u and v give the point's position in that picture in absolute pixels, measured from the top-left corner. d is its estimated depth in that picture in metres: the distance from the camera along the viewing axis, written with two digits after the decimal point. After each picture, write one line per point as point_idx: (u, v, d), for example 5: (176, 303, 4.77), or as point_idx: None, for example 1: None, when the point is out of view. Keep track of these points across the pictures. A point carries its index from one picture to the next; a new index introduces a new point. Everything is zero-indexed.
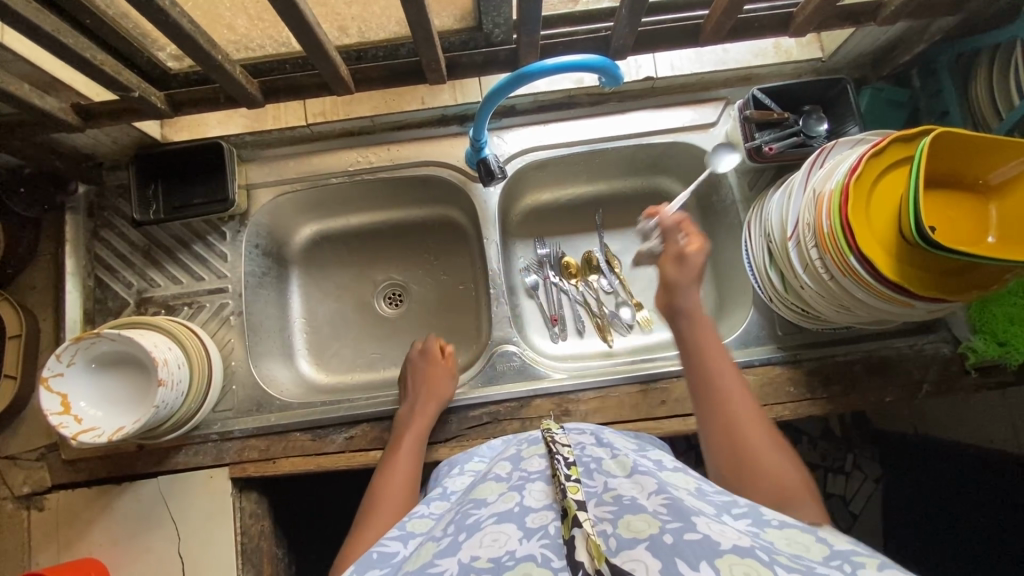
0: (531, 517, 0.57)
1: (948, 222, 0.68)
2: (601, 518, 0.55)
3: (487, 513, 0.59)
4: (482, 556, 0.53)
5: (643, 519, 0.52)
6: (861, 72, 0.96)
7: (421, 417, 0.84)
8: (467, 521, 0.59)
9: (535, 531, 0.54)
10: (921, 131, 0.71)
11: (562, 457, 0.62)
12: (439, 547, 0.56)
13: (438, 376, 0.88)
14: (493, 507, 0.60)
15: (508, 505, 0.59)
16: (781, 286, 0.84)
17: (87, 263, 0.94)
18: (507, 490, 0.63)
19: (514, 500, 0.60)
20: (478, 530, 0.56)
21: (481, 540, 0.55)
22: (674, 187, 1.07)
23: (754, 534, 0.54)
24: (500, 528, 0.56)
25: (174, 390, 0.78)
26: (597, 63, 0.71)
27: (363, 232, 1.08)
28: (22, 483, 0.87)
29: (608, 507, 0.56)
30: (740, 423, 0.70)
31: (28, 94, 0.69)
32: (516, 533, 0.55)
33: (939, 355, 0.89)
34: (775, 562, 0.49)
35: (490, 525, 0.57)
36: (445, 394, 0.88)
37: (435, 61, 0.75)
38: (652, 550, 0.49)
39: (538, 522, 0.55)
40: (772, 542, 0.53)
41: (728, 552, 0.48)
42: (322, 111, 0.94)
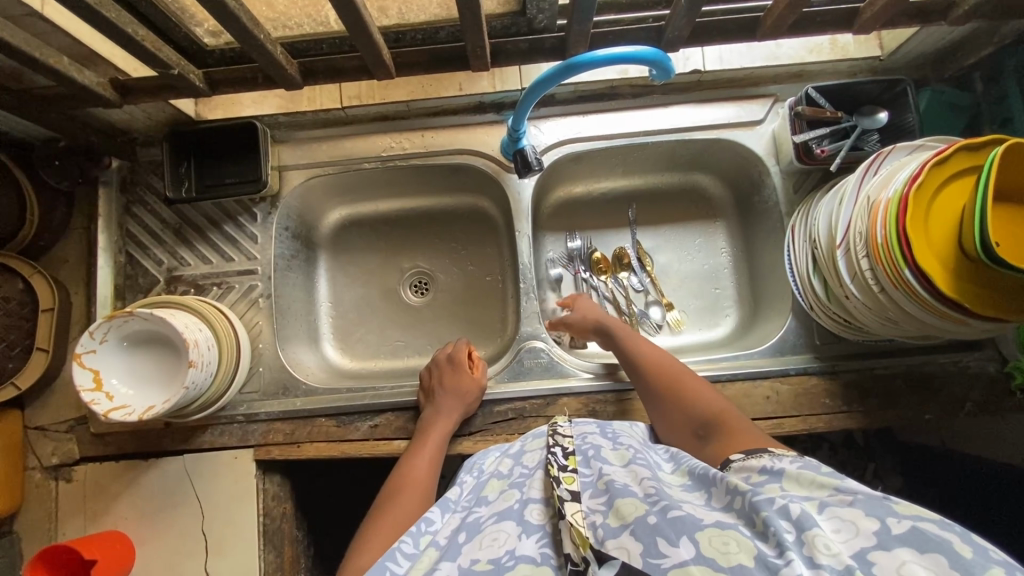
0: (529, 510, 0.57)
1: (1014, 238, 0.64)
2: (593, 510, 0.55)
3: (488, 513, 0.60)
4: (482, 559, 0.53)
5: (631, 503, 0.53)
6: (921, 72, 0.92)
7: (445, 420, 0.83)
8: (468, 521, 0.60)
9: (534, 529, 0.55)
10: (992, 141, 0.67)
11: (560, 449, 0.63)
12: (441, 552, 0.56)
13: (467, 374, 0.87)
14: (494, 506, 0.61)
15: (507, 502, 0.60)
16: (824, 293, 0.82)
17: (118, 238, 0.94)
18: (506, 488, 0.63)
19: (514, 497, 0.60)
20: (478, 532, 0.57)
21: (481, 541, 0.55)
22: (711, 185, 1.04)
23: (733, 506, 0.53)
24: (499, 527, 0.56)
25: (203, 371, 0.77)
26: (651, 55, 0.67)
27: (392, 218, 1.06)
28: (51, 455, 0.88)
29: (601, 499, 0.55)
30: (661, 378, 0.76)
31: (67, 67, 0.68)
32: (515, 529, 0.55)
33: (983, 372, 0.86)
34: (756, 534, 0.47)
35: (490, 525, 0.57)
36: (474, 397, 0.86)
37: (480, 46, 0.72)
38: (636, 534, 0.49)
39: (538, 518, 0.56)
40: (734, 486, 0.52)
41: (709, 526, 0.48)
42: (357, 94, 0.92)
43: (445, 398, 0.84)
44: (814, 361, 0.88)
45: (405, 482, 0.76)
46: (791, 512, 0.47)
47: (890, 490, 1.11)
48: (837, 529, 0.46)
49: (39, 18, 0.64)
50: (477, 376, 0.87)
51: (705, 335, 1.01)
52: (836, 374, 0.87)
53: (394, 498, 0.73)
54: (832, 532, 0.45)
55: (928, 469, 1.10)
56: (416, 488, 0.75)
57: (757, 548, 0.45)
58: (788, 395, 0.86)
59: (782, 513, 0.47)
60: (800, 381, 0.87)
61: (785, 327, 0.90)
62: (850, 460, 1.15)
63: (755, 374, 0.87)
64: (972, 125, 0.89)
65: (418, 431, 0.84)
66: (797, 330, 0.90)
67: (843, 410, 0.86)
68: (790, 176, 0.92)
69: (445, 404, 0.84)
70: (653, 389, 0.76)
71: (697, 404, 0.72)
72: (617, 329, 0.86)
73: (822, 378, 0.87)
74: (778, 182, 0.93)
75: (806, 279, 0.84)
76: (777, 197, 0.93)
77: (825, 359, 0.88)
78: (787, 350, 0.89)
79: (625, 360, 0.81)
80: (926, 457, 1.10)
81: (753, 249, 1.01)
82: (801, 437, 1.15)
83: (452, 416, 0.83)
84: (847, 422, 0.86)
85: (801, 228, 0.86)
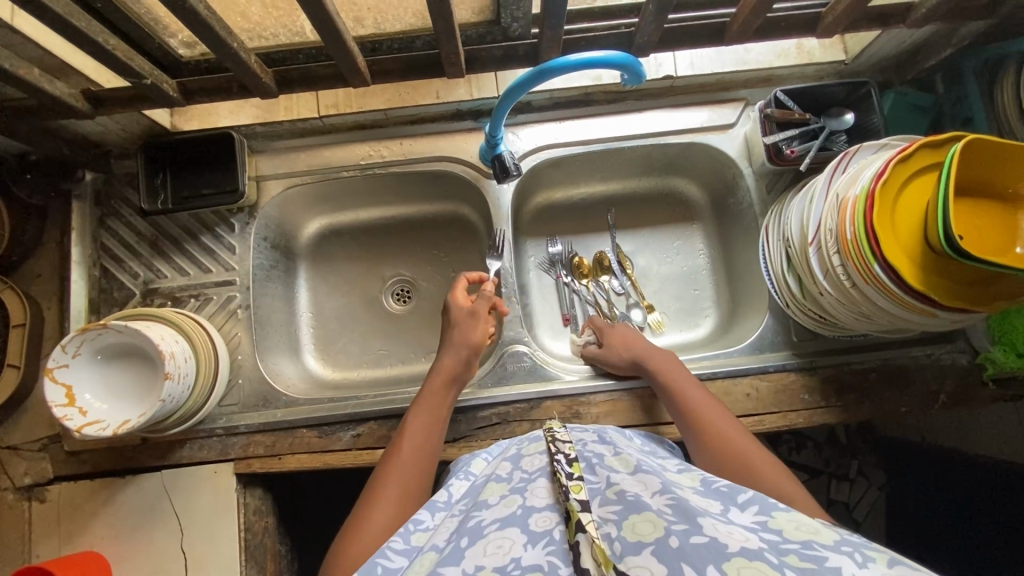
0: (534, 518, 0.53)
1: (975, 231, 0.67)
2: (605, 519, 0.51)
3: (490, 518, 0.55)
4: (486, 566, 0.49)
5: (648, 520, 0.49)
6: (884, 75, 0.95)
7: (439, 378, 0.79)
8: (468, 525, 0.55)
9: (540, 537, 0.51)
10: (951, 138, 0.69)
11: (563, 456, 0.59)
12: (441, 555, 0.51)
13: (480, 323, 0.85)
14: (495, 510, 0.56)
15: (510, 509, 0.55)
16: (798, 291, 0.83)
17: (93, 252, 0.93)
18: (508, 493, 0.58)
19: (516, 503, 0.56)
20: (481, 537, 0.52)
21: (485, 547, 0.51)
22: (687, 188, 1.06)
23: (760, 527, 0.49)
24: (503, 534, 0.52)
25: (180, 383, 0.76)
26: (622, 60, 0.69)
27: (373, 227, 1.06)
28: (23, 474, 0.86)
29: (612, 507, 0.52)
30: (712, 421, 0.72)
31: (37, 78, 0.68)
32: (520, 538, 0.51)
33: (956, 364, 0.88)
34: (785, 565, 0.43)
35: (494, 531, 0.52)
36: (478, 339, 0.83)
37: (455, 54, 0.73)
38: (658, 556, 0.45)
39: (543, 525, 0.52)
40: (780, 532, 0.48)
41: (736, 555, 0.44)
42: (334, 103, 0.92)
43: (453, 349, 0.82)
44: (792, 357, 0.90)
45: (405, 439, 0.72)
46: (844, 570, 0.43)
47: (873, 486, 1.13)
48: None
49: (8, 28, 0.64)
50: (485, 315, 0.85)
51: (685, 336, 1.02)
52: (815, 370, 0.89)
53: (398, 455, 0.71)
54: None
55: (910, 463, 1.11)
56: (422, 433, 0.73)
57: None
58: (768, 393, 0.88)
59: (834, 568, 0.43)
60: (780, 378, 0.88)
61: (763, 325, 0.92)
62: (834, 457, 1.15)
63: (734, 372, 0.89)
64: (935, 125, 0.92)
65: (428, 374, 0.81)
66: (775, 328, 0.91)
67: (822, 405, 0.87)
68: (763, 178, 0.94)
69: (454, 351, 0.82)
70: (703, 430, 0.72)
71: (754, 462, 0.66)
72: (657, 361, 0.83)
73: (801, 374, 0.88)
74: (752, 184, 0.95)
75: (781, 276, 0.86)
76: (751, 198, 0.95)
77: (802, 355, 0.90)
78: (766, 348, 0.91)
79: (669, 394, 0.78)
80: (906, 451, 1.12)
81: (730, 250, 1.03)
82: (784, 435, 1.16)
83: (460, 364, 0.81)
84: (826, 417, 0.87)
85: (774, 226, 0.87)
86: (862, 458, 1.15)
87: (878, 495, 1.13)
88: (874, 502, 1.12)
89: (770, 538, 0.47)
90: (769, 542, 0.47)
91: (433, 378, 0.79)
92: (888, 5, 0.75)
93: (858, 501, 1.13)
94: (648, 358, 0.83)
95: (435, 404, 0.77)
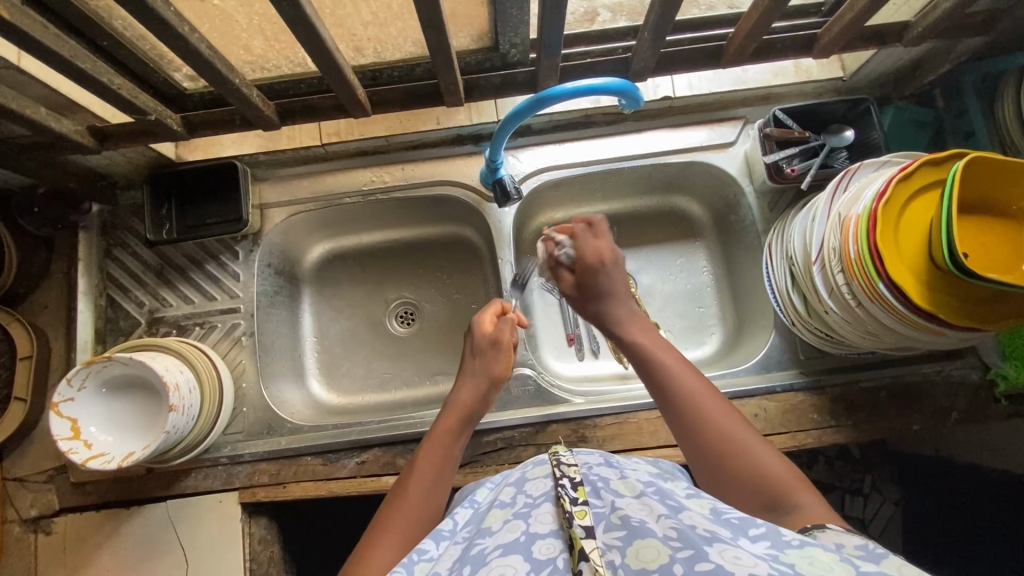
0: (538, 545, 0.52)
1: (981, 248, 0.66)
2: (610, 546, 0.50)
3: (493, 544, 0.54)
4: None
5: (652, 547, 0.48)
6: (884, 90, 0.94)
7: (452, 412, 0.75)
8: (471, 553, 0.54)
9: (543, 565, 0.50)
10: (953, 154, 0.69)
11: (567, 480, 0.58)
12: None
13: (502, 354, 0.80)
14: (498, 537, 0.55)
15: (513, 534, 0.54)
16: (803, 309, 0.83)
17: (99, 282, 0.93)
18: (511, 518, 0.57)
19: (520, 528, 0.55)
20: (484, 565, 0.51)
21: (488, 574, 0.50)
22: (690, 206, 1.06)
23: (773, 559, 0.46)
24: (506, 561, 0.51)
25: (185, 414, 0.76)
26: (619, 85, 0.69)
27: (375, 250, 1.07)
28: (29, 506, 0.86)
29: (617, 533, 0.50)
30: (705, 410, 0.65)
31: (44, 117, 0.69)
32: (524, 565, 0.50)
33: (967, 381, 0.87)
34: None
35: (496, 558, 0.51)
36: (500, 368, 0.79)
37: (453, 83, 0.74)
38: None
39: (547, 553, 0.51)
40: (793, 566, 0.46)
41: None
42: (337, 131, 0.94)
43: (470, 382, 0.77)
44: (800, 376, 0.89)
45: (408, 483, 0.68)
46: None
47: (888, 500, 1.11)
48: None
49: (16, 70, 0.65)
50: (506, 346, 0.79)
51: (691, 355, 1.01)
52: (823, 389, 0.88)
53: (400, 503, 0.66)
54: None
55: (920, 478, 1.09)
56: (431, 473, 0.69)
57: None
58: (776, 413, 0.86)
59: None
60: (788, 397, 0.87)
61: (769, 344, 0.91)
62: (846, 472, 1.12)
63: (742, 392, 0.88)
64: (937, 140, 0.92)
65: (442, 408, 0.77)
66: (781, 346, 0.90)
67: (832, 424, 0.86)
68: (764, 195, 0.94)
69: (471, 385, 0.77)
70: (693, 424, 0.65)
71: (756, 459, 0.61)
72: (637, 330, 0.74)
73: (809, 394, 0.87)
74: (753, 202, 0.95)
75: (785, 295, 0.85)
76: (753, 216, 0.95)
77: (810, 374, 0.89)
78: (773, 367, 0.90)
79: (651, 376, 0.70)
80: (918, 467, 1.10)
81: (733, 266, 1.02)
82: (795, 452, 1.14)
83: (476, 399, 0.76)
84: (837, 436, 0.86)
85: (776, 245, 0.87)
86: (876, 472, 1.13)
87: (894, 509, 1.10)
88: (890, 517, 1.09)
89: (782, 569, 0.45)
90: (779, 569, 0.44)
91: (447, 414, 0.75)
92: (883, 25, 0.75)
93: (873, 516, 1.10)
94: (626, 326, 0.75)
95: (449, 442, 0.72)
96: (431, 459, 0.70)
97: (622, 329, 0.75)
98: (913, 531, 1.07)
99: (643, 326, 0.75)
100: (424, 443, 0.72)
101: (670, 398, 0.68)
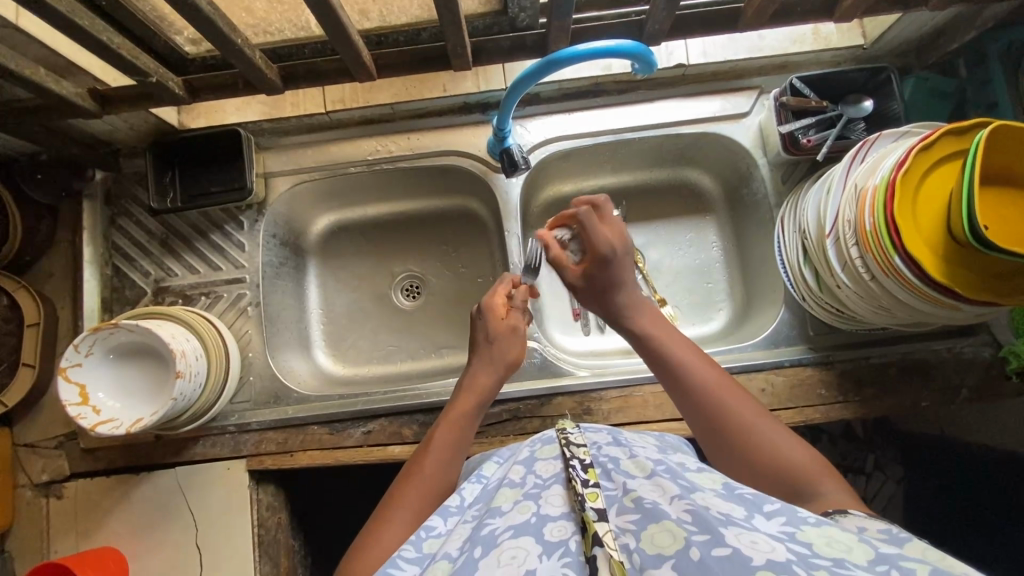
0: (549, 527, 0.52)
1: (1002, 221, 0.64)
2: (623, 529, 0.50)
3: (503, 525, 0.53)
4: None
5: (667, 531, 0.47)
6: (905, 59, 0.91)
7: (468, 394, 0.74)
8: (481, 534, 0.53)
9: (555, 548, 0.50)
10: (976, 124, 0.67)
11: (578, 462, 0.58)
12: (453, 566, 0.50)
13: (520, 339, 0.78)
14: (508, 518, 0.54)
15: (524, 516, 0.54)
16: (815, 284, 0.81)
17: (104, 251, 0.93)
18: (522, 499, 0.56)
19: (530, 510, 0.54)
20: (494, 547, 0.51)
21: (499, 557, 0.49)
22: (701, 179, 1.04)
23: (789, 536, 0.47)
24: (517, 543, 0.51)
25: (192, 382, 0.77)
26: (632, 49, 0.67)
27: (380, 222, 1.06)
28: (41, 471, 0.87)
29: (630, 516, 0.51)
30: (717, 395, 0.65)
31: (44, 78, 0.67)
32: (535, 548, 0.50)
33: (978, 358, 0.86)
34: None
35: (507, 540, 0.51)
36: (516, 351, 0.77)
37: (460, 45, 0.72)
38: (679, 569, 0.45)
39: (558, 535, 0.51)
40: (810, 544, 0.46)
41: (762, 569, 0.42)
42: (341, 98, 0.92)
43: (488, 364, 0.75)
44: (808, 351, 0.88)
45: (423, 463, 0.67)
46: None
47: (890, 479, 1.11)
48: None
49: (14, 29, 0.64)
50: (520, 330, 0.77)
51: (699, 330, 1.00)
52: (831, 364, 0.87)
53: (411, 479, 0.66)
54: None
55: (925, 456, 1.09)
56: (447, 453, 0.68)
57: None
58: (784, 387, 0.86)
59: None
60: (796, 372, 0.87)
61: (778, 319, 0.90)
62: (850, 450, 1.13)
63: (748, 367, 0.87)
64: (958, 111, 0.89)
65: (459, 388, 0.75)
66: (790, 322, 0.89)
67: (839, 400, 0.85)
68: (778, 168, 0.92)
69: (488, 369, 0.75)
70: (707, 414, 0.65)
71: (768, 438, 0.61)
72: (646, 320, 0.72)
73: (817, 369, 0.87)
74: (766, 174, 0.93)
75: (797, 270, 0.83)
76: (766, 189, 0.93)
77: (819, 349, 0.88)
78: (781, 342, 0.89)
79: (663, 366, 0.69)
80: (922, 445, 1.10)
81: (743, 241, 1.01)
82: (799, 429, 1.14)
83: (493, 383, 0.75)
84: (843, 412, 0.85)
85: (789, 218, 0.85)
86: (880, 452, 1.14)
87: (895, 488, 1.11)
88: (890, 496, 1.10)
89: (799, 550, 0.45)
90: (797, 551, 0.45)
91: (464, 395, 0.74)
92: None
93: (874, 494, 1.11)
94: (635, 314, 0.73)
95: (465, 424, 0.71)
96: (446, 440, 0.69)
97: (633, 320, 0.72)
98: (913, 509, 1.08)
99: (650, 315, 0.73)
100: (439, 424, 0.72)
101: (678, 385, 0.67)
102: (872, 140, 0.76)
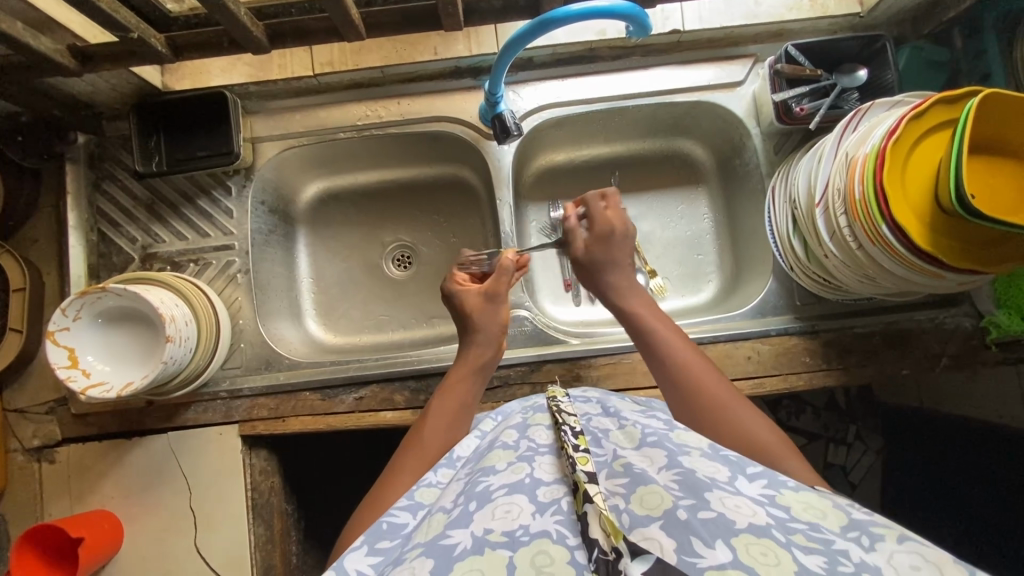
0: (542, 490, 0.52)
1: (988, 191, 0.65)
2: (613, 492, 0.51)
3: (497, 483, 0.54)
4: (495, 530, 0.49)
5: (656, 493, 0.48)
6: (901, 29, 0.91)
7: (465, 363, 0.75)
8: (475, 490, 0.54)
9: (547, 506, 0.50)
10: (967, 93, 0.67)
11: (568, 427, 0.57)
12: (450, 517, 0.51)
13: (500, 306, 0.77)
14: (502, 477, 0.55)
15: (518, 476, 0.55)
16: (803, 253, 0.82)
17: (89, 216, 0.92)
18: (515, 460, 0.57)
19: (524, 471, 0.55)
20: (489, 502, 0.52)
21: (493, 511, 0.50)
22: (694, 150, 1.04)
23: (768, 501, 0.49)
24: (511, 500, 0.52)
25: (182, 346, 0.77)
26: (626, 9, 0.66)
27: (372, 190, 1.05)
28: (32, 437, 0.88)
29: (619, 480, 0.51)
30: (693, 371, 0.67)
31: (21, 33, 0.65)
32: (528, 507, 0.51)
33: (960, 328, 0.87)
34: (792, 543, 0.43)
35: (501, 497, 0.52)
36: (499, 317, 0.77)
37: (452, 4, 0.70)
38: (667, 529, 0.45)
39: (550, 496, 0.51)
40: (787, 510, 0.48)
41: (744, 532, 0.44)
42: (330, 60, 0.90)
43: (482, 339, 0.76)
44: (794, 321, 0.89)
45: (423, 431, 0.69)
46: (851, 554, 0.43)
47: (869, 450, 1.15)
48: (916, 567, 0.41)
49: None
50: (500, 295, 0.77)
51: (688, 301, 1.01)
52: (816, 333, 0.89)
53: (413, 445, 0.67)
54: (908, 569, 0.41)
55: (903, 426, 1.12)
56: (446, 419, 0.70)
57: (797, 562, 0.42)
58: (769, 356, 0.88)
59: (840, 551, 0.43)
60: (782, 341, 0.88)
61: (766, 289, 0.91)
62: (833, 421, 1.16)
63: (736, 335, 0.88)
64: (951, 82, 0.89)
65: (456, 360, 0.77)
66: (778, 292, 0.90)
67: (823, 367, 0.87)
68: (770, 138, 0.92)
69: (480, 341, 0.76)
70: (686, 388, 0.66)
71: (740, 420, 0.63)
72: (636, 299, 0.74)
73: (802, 338, 0.88)
74: (758, 144, 0.92)
75: (786, 240, 0.84)
76: (757, 159, 0.93)
77: (805, 319, 0.89)
78: (769, 312, 0.90)
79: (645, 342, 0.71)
80: (903, 415, 1.13)
81: (735, 212, 1.01)
82: (783, 400, 1.17)
83: (489, 353, 0.75)
84: (827, 379, 0.87)
85: (779, 188, 0.85)
86: (861, 423, 1.16)
87: (874, 459, 1.14)
88: (869, 466, 1.14)
89: (777, 514, 0.47)
90: (775, 515, 0.47)
91: (460, 366, 0.75)
92: None
93: (854, 463, 1.14)
94: (626, 298, 0.74)
95: (463, 391, 0.72)
96: (447, 407, 0.71)
97: (621, 297, 0.74)
98: (892, 479, 1.12)
99: (637, 294, 0.75)
100: (439, 393, 0.73)
101: (667, 368, 0.68)
102: (857, 111, 0.76)
